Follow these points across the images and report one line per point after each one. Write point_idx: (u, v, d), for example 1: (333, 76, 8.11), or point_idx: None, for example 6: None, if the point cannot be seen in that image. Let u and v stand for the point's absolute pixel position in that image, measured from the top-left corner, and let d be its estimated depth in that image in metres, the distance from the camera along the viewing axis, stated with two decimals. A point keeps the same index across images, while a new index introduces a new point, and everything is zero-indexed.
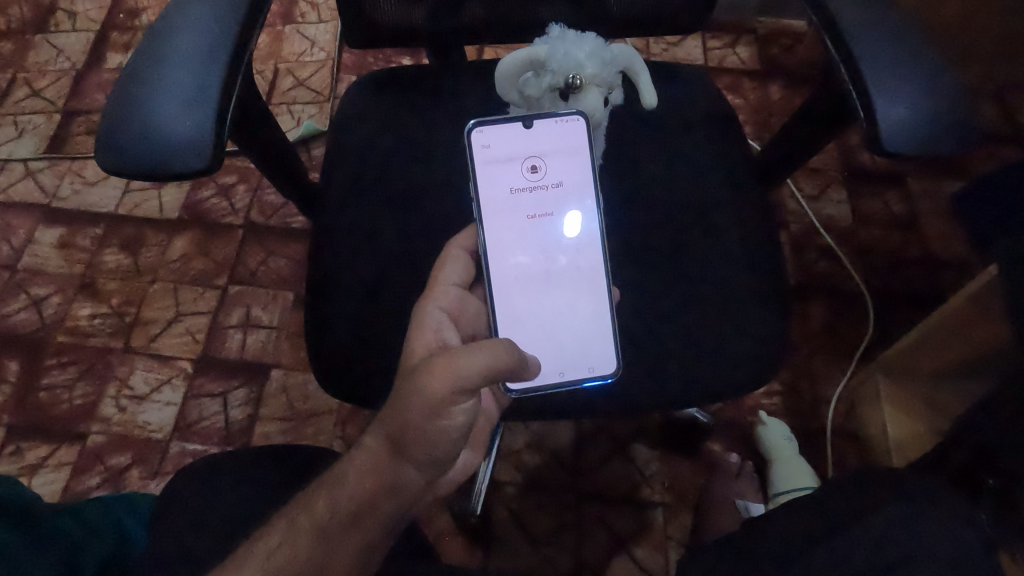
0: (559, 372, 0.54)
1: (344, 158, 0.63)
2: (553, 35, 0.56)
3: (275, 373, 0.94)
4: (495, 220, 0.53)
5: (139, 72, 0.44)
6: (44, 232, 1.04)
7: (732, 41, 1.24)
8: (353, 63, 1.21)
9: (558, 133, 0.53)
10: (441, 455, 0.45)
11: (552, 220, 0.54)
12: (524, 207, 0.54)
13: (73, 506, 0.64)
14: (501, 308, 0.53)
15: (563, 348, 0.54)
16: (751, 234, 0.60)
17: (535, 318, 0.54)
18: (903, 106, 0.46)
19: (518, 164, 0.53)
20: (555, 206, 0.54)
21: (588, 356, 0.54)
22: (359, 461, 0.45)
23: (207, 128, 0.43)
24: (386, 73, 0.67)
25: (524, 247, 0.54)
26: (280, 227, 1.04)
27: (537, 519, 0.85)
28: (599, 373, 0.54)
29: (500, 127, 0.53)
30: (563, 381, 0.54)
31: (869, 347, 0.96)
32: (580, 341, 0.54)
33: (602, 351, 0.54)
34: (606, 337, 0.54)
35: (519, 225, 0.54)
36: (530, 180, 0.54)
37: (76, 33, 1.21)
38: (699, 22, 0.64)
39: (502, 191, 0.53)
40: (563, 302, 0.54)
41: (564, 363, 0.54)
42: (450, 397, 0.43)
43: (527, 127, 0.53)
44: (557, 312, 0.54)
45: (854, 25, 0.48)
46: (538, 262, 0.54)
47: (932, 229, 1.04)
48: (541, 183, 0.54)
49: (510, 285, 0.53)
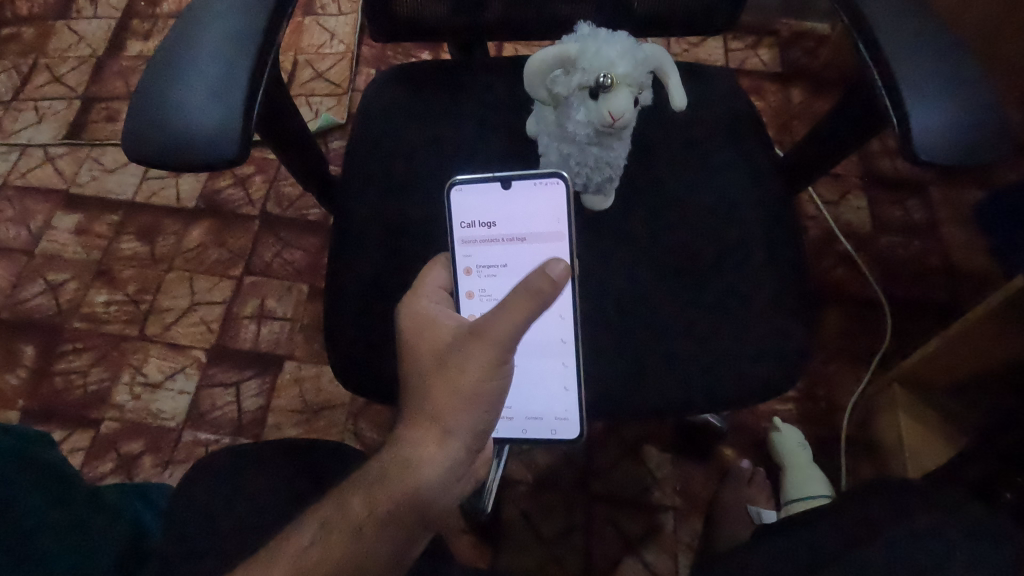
0: (521, 428, 0.56)
1: (367, 152, 0.63)
2: (583, 33, 0.55)
3: (288, 365, 0.94)
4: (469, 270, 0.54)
5: (167, 63, 0.44)
6: (62, 218, 1.04)
7: (754, 43, 1.23)
8: (373, 57, 1.21)
9: (534, 194, 0.52)
10: (483, 431, 0.45)
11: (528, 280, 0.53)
12: (498, 260, 0.54)
13: (37, 463, 0.58)
14: None
15: (530, 410, 0.56)
16: (772, 242, 0.59)
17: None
18: (938, 113, 0.45)
19: (494, 223, 0.53)
20: (529, 262, 0.53)
21: (551, 419, 0.55)
22: (401, 453, 0.45)
23: (235, 120, 0.43)
24: (410, 68, 0.67)
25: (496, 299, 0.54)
26: (296, 219, 1.04)
27: (547, 520, 0.85)
28: (559, 436, 0.55)
29: (478, 186, 0.52)
30: (525, 438, 0.56)
31: (885, 357, 0.94)
32: (544, 403, 0.55)
33: (567, 417, 0.55)
34: (570, 405, 0.54)
35: (494, 277, 0.54)
36: (504, 238, 0.53)
37: (98, 20, 1.22)
38: (726, 23, 0.64)
39: (479, 248, 0.54)
40: (541, 357, 0.54)
41: (528, 422, 0.56)
42: (497, 358, 0.43)
43: (505, 187, 0.52)
44: (531, 371, 0.55)
45: (888, 30, 0.48)
46: None
47: (952, 238, 1.03)
48: (515, 242, 0.53)
49: None
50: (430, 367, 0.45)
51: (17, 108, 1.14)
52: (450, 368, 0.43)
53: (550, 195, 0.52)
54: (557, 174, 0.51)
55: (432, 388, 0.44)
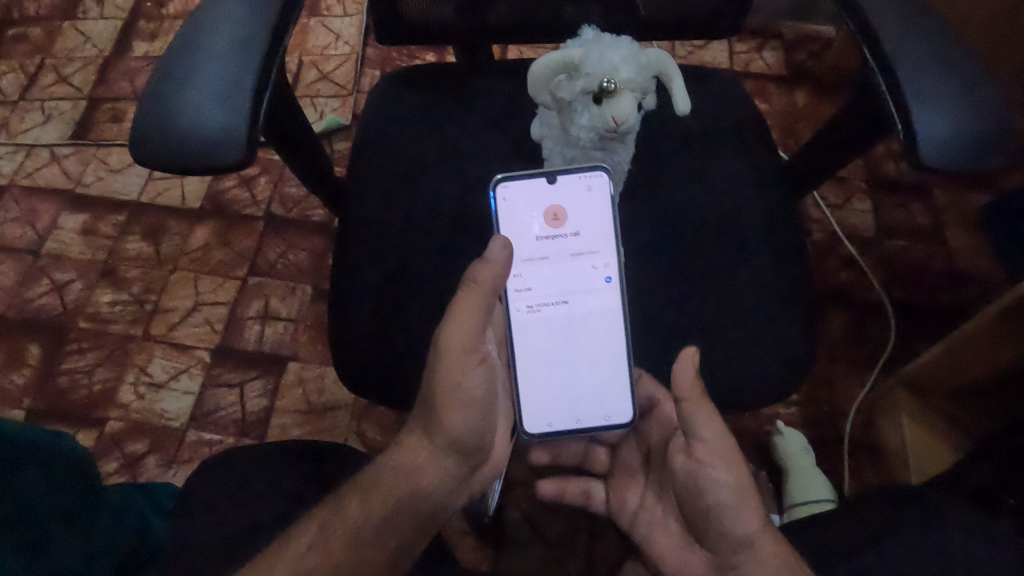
0: (575, 418, 0.56)
1: (373, 154, 0.63)
2: (587, 38, 0.55)
3: (292, 365, 0.94)
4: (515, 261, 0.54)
5: (172, 68, 0.44)
6: (67, 219, 1.05)
7: (759, 45, 1.23)
8: (377, 58, 1.21)
9: (580, 186, 0.54)
10: (471, 436, 0.49)
11: (574, 271, 0.54)
12: (543, 252, 0.55)
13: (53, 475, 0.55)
14: (522, 355, 0.55)
15: (581, 399, 0.56)
16: (776, 246, 0.59)
17: (554, 363, 0.55)
18: (941, 119, 0.45)
19: (540, 218, 0.54)
20: (574, 253, 0.54)
21: (604, 406, 0.55)
22: (396, 459, 0.48)
23: (241, 124, 0.43)
24: (415, 70, 0.67)
25: (545, 291, 0.55)
26: (301, 220, 1.04)
27: (550, 521, 0.85)
28: (614, 423, 0.56)
29: (525, 181, 0.54)
30: (580, 428, 0.55)
31: (889, 360, 0.94)
32: (596, 391, 0.55)
33: (619, 403, 0.55)
34: (622, 388, 0.55)
35: (539, 269, 0.55)
36: (550, 231, 0.54)
37: (104, 20, 1.22)
38: (730, 28, 0.64)
39: (524, 242, 0.54)
40: (588, 346, 0.55)
41: (581, 412, 0.56)
42: (465, 355, 0.46)
43: (551, 181, 0.54)
44: (579, 361, 0.55)
45: (893, 35, 0.48)
46: (558, 307, 0.55)
47: (957, 242, 1.02)
48: (562, 234, 0.54)
49: (532, 332, 0.55)
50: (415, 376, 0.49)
51: (23, 108, 1.15)
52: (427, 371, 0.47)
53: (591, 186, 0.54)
54: (600, 166, 0.53)
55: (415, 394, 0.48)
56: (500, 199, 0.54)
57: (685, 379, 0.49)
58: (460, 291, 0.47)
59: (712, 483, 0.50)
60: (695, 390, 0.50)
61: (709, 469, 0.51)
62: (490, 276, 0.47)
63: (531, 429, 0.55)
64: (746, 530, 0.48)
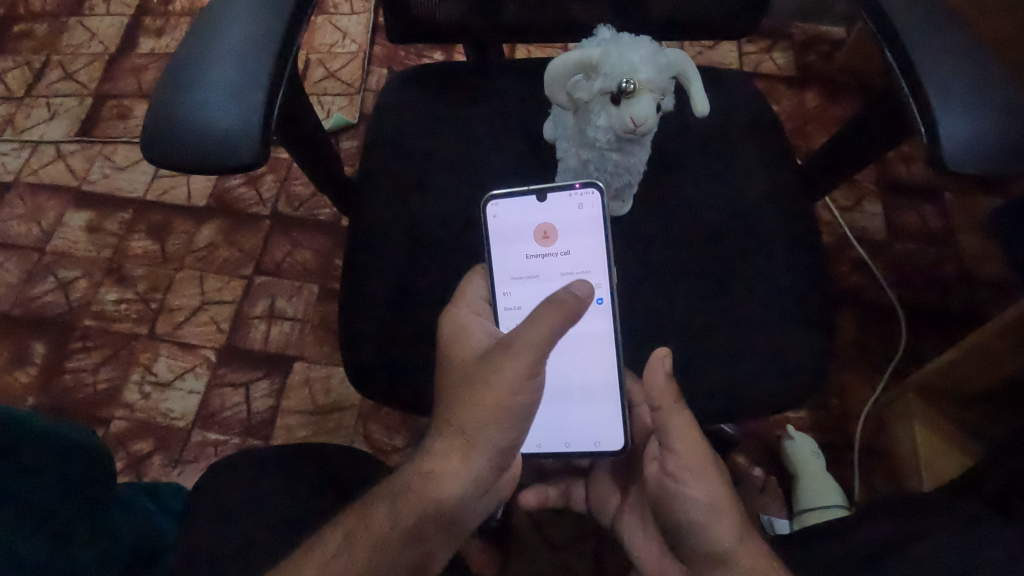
0: (564, 442, 0.55)
1: (384, 154, 0.62)
2: (605, 37, 0.54)
3: (299, 365, 0.94)
4: (504, 280, 0.53)
5: (185, 67, 0.44)
6: (73, 216, 1.04)
7: (768, 46, 1.22)
8: (384, 56, 1.21)
9: (570, 205, 0.53)
10: (509, 451, 0.46)
11: None
12: (533, 273, 0.53)
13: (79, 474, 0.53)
14: None
15: (571, 422, 0.55)
16: (793, 250, 0.59)
17: (545, 386, 0.54)
18: (968, 124, 0.44)
19: (530, 237, 0.53)
20: (565, 274, 0.53)
21: (594, 430, 0.54)
22: (428, 466, 0.45)
23: (254, 123, 0.42)
24: (426, 69, 0.67)
25: None
26: (307, 219, 1.03)
27: (557, 525, 0.84)
28: (604, 448, 0.54)
29: (514, 201, 0.53)
30: (569, 452, 0.55)
31: (900, 365, 0.93)
32: (586, 414, 0.54)
33: (609, 427, 0.54)
34: (612, 412, 0.54)
35: (528, 288, 0.54)
36: (541, 252, 0.53)
37: (110, 17, 1.22)
38: (746, 28, 0.63)
39: (514, 262, 0.54)
40: (575, 368, 0.54)
41: (571, 435, 0.55)
42: (530, 372, 0.43)
43: (540, 200, 0.53)
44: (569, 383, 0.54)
45: (915, 38, 0.47)
46: None
47: (968, 246, 1.02)
48: (553, 255, 0.53)
49: None
50: (460, 382, 0.45)
51: (29, 105, 1.14)
52: (483, 380, 0.43)
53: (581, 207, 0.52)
54: (592, 183, 0.52)
55: (461, 404, 0.44)
56: (491, 219, 0.54)
57: (656, 385, 0.48)
58: (541, 308, 0.43)
59: (686, 490, 0.49)
60: (669, 396, 0.48)
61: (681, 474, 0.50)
62: (574, 300, 0.44)
63: (520, 448, 0.55)
64: (687, 495, 0.49)
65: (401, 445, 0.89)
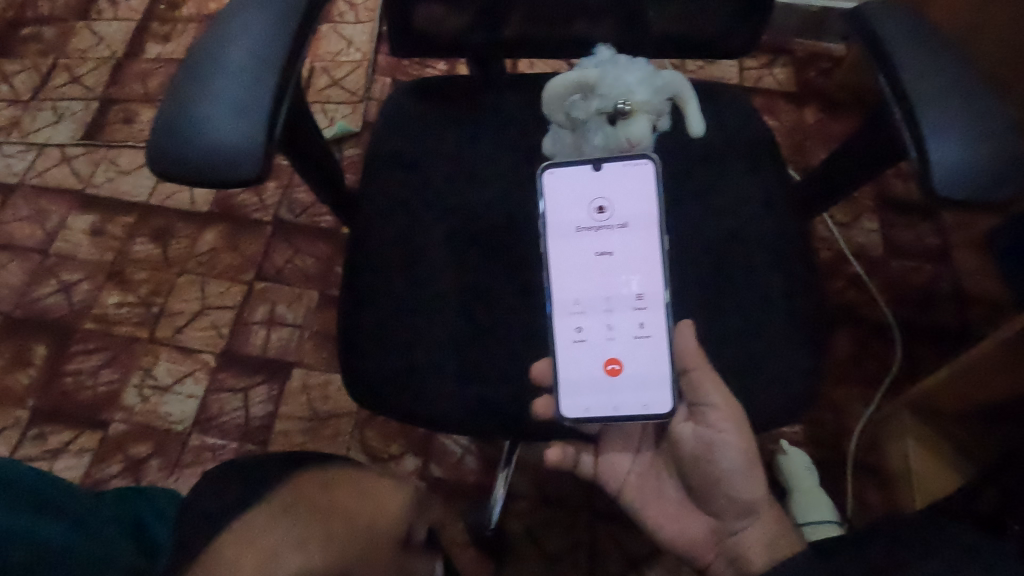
0: (613, 406, 0.51)
1: (386, 166, 0.63)
2: (604, 58, 0.55)
3: (297, 371, 0.94)
4: (557, 245, 0.53)
5: (190, 81, 0.45)
6: (76, 219, 1.05)
7: (769, 62, 1.23)
8: (388, 65, 1.22)
9: (626, 174, 0.52)
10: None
11: (619, 257, 0.52)
12: (587, 240, 0.52)
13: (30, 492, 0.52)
14: (560, 338, 0.53)
15: (620, 386, 0.52)
16: (787, 267, 0.59)
17: (591, 351, 0.53)
18: (958, 148, 0.45)
19: (586, 204, 0.52)
20: (620, 240, 0.52)
21: (644, 394, 0.52)
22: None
23: (257, 138, 0.43)
24: (427, 82, 0.68)
25: (586, 278, 0.53)
26: (308, 226, 1.04)
27: (551, 535, 0.85)
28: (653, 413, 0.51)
29: (570, 168, 0.52)
30: (618, 417, 0.51)
31: (894, 381, 0.94)
32: (635, 378, 0.52)
33: (660, 392, 0.52)
34: (662, 376, 0.52)
35: (580, 255, 0.53)
36: (595, 221, 0.52)
37: (118, 22, 1.23)
38: (745, 49, 0.64)
39: (567, 228, 0.53)
40: (625, 333, 0.53)
41: (619, 399, 0.52)
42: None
43: (597, 168, 0.52)
44: (619, 346, 0.53)
45: (908, 64, 0.48)
46: (598, 295, 0.53)
47: (964, 263, 1.02)
48: (607, 224, 0.52)
49: (569, 318, 0.53)
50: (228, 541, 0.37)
51: (36, 108, 1.15)
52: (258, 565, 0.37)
53: (640, 168, 0.52)
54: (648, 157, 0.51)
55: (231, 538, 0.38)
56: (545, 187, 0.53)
57: (687, 348, 0.51)
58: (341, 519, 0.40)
59: (722, 447, 0.51)
60: (702, 356, 0.51)
61: (717, 434, 0.51)
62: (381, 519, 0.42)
63: (567, 413, 0.51)
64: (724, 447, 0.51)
65: (397, 453, 0.90)
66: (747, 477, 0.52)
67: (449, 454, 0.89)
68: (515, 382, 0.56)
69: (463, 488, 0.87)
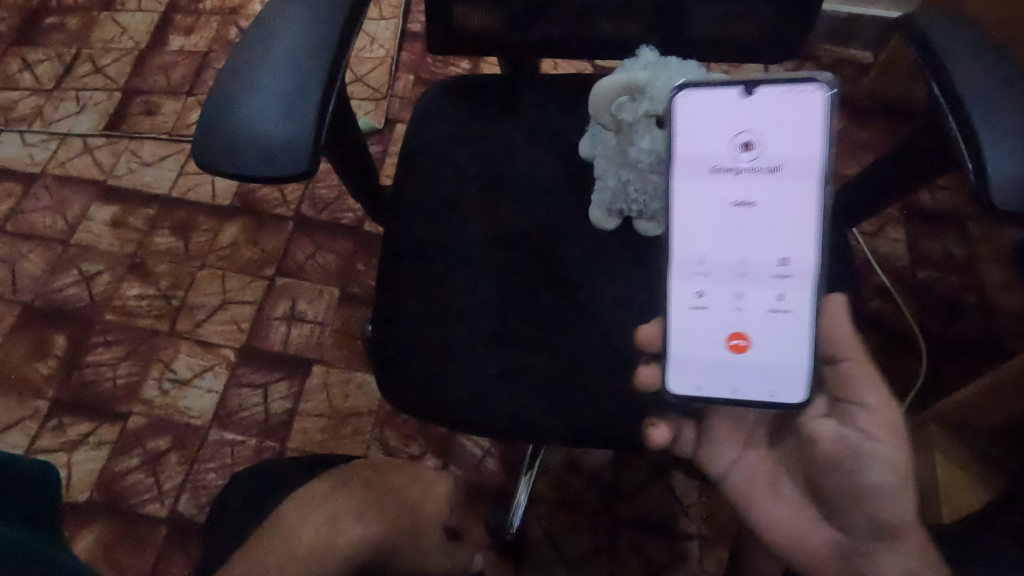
0: (731, 386, 0.46)
1: (421, 166, 0.63)
2: (652, 62, 0.55)
3: (317, 368, 0.94)
4: (684, 187, 0.45)
5: (237, 75, 0.44)
6: (98, 210, 1.05)
7: (795, 67, 1.22)
8: (411, 62, 1.21)
9: (784, 103, 0.42)
10: None
11: (760, 207, 0.44)
12: (724, 185, 0.45)
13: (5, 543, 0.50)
14: (677, 300, 0.46)
15: (743, 363, 0.46)
16: (831, 277, 0.58)
17: (717, 317, 0.46)
18: (1016, 161, 0.44)
19: (727, 139, 0.44)
20: (765, 186, 0.44)
21: (771, 377, 0.45)
22: None
23: (306, 133, 0.42)
24: (462, 81, 0.67)
25: (718, 231, 0.45)
26: (330, 222, 1.04)
27: (571, 540, 0.84)
28: (780, 401, 0.45)
29: (711, 94, 0.44)
30: (734, 400, 0.45)
31: (920, 394, 0.93)
32: (764, 355, 0.45)
33: (791, 376, 0.45)
34: (796, 355, 0.45)
35: (711, 202, 0.45)
36: (737, 161, 0.44)
37: (141, 13, 1.23)
38: (786, 54, 0.63)
39: (699, 167, 0.45)
40: (758, 302, 0.45)
41: (739, 379, 0.46)
42: None
43: (745, 95, 0.43)
44: (747, 316, 0.46)
45: (966, 76, 0.47)
46: (728, 253, 0.45)
47: (991, 276, 1.01)
48: (752, 166, 0.44)
49: (692, 277, 0.46)
50: None
51: (58, 97, 1.15)
52: None
53: (803, 99, 0.42)
54: (816, 79, 0.41)
55: None
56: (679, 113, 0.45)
57: (837, 332, 0.45)
58: None
59: (869, 456, 0.43)
60: (859, 347, 0.45)
61: (864, 439, 0.44)
62: None
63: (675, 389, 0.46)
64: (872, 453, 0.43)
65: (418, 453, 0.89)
66: (897, 495, 0.43)
67: (469, 456, 0.89)
68: (551, 387, 0.54)
69: (483, 490, 0.87)
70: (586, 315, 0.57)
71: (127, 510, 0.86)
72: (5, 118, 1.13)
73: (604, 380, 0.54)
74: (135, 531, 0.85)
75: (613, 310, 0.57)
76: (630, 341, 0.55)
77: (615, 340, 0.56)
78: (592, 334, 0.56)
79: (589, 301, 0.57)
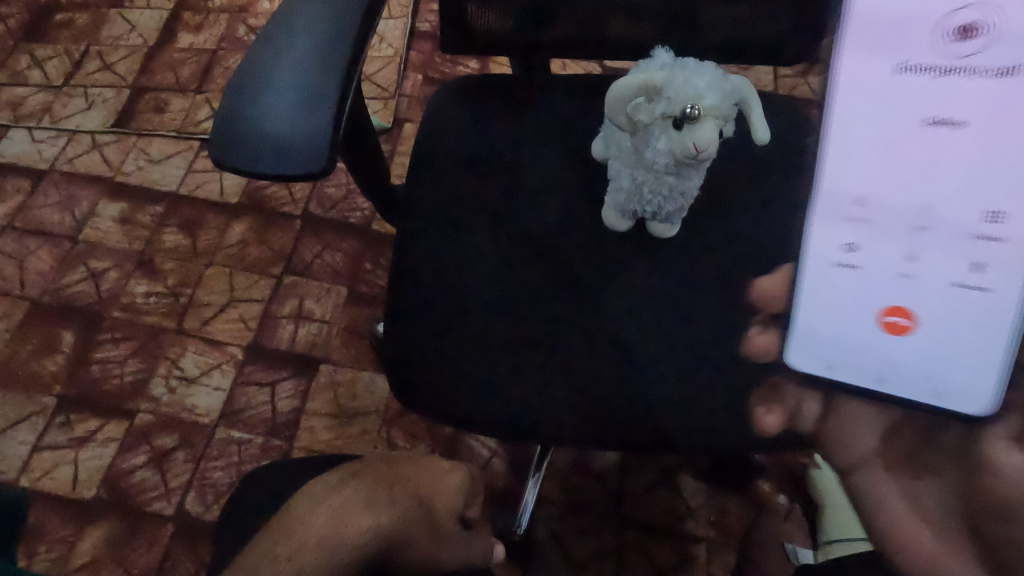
0: (879, 375, 0.41)
1: (434, 165, 0.62)
2: (668, 61, 0.54)
3: (324, 367, 0.94)
4: (858, 112, 0.40)
5: (254, 73, 0.44)
6: (106, 207, 1.05)
7: (805, 70, 1.22)
8: (420, 62, 1.21)
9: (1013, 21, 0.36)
10: None
11: (952, 156, 0.38)
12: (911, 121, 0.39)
13: None
14: (825, 254, 0.42)
15: (901, 348, 0.41)
16: None
17: (878, 280, 0.41)
18: None
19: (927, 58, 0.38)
20: (965, 129, 0.38)
21: (933, 368, 0.40)
22: None
23: (323, 133, 0.42)
24: (474, 80, 0.67)
25: (891, 176, 0.40)
26: (338, 221, 1.04)
27: (578, 542, 0.84)
28: (945, 400, 0.40)
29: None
30: (878, 390, 0.41)
31: None
32: (931, 337, 0.40)
33: (955, 368, 0.40)
34: (973, 341, 0.39)
35: (886, 136, 0.40)
36: (933, 89, 0.38)
37: (151, 10, 1.23)
38: (800, 56, 0.63)
39: (879, 89, 0.39)
40: (930, 273, 0.40)
41: (893, 364, 0.41)
42: None
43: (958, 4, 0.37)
44: (916, 286, 0.40)
45: None
46: (902, 206, 0.40)
47: None
48: (952, 97, 0.38)
49: (851, 228, 0.41)
50: None
51: (67, 94, 1.15)
52: None
53: None
54: None
55: None
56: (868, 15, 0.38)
57: None
58: None
59: None
60: None
61: None
62: None
63: (797, 360, 0.43)
64: None
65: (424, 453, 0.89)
66: None
67: (475, 456, 0.89)
68: (562, 388, 0.54)
69: (490, 491, 0.86)
70: (597, 316, 0.56)
71: (134, 507, 0.85)
72: (14, 114, 1.13)
73: (619, 381, 0.54)
74: (141, 529, 0.84)
75: (624, 312, 0.56)
76: (642, 341, 0.55)
77: (626, 342, 0.55)
78: (603, 336, 0.55)
79: (603, 301, 0.57)
